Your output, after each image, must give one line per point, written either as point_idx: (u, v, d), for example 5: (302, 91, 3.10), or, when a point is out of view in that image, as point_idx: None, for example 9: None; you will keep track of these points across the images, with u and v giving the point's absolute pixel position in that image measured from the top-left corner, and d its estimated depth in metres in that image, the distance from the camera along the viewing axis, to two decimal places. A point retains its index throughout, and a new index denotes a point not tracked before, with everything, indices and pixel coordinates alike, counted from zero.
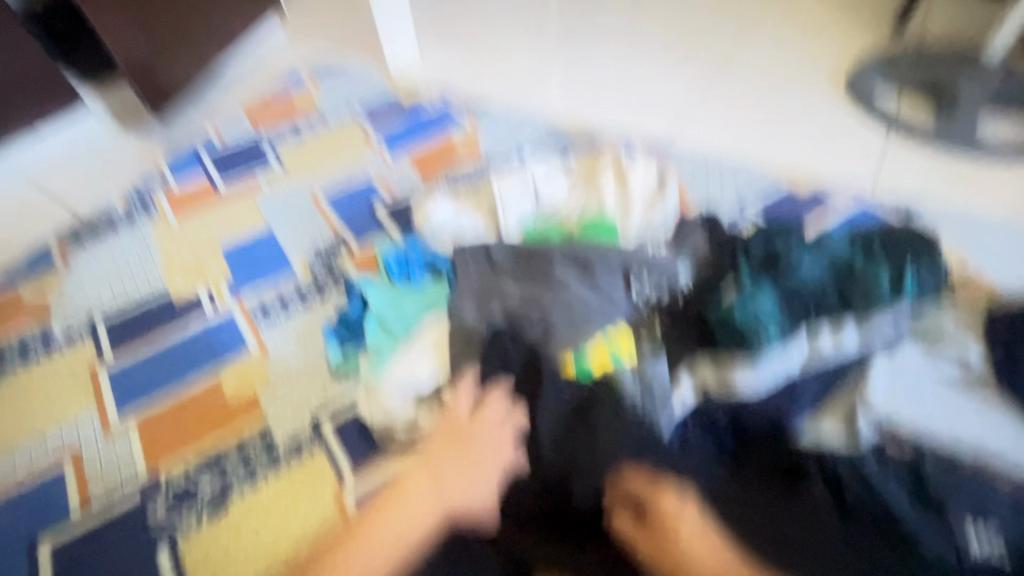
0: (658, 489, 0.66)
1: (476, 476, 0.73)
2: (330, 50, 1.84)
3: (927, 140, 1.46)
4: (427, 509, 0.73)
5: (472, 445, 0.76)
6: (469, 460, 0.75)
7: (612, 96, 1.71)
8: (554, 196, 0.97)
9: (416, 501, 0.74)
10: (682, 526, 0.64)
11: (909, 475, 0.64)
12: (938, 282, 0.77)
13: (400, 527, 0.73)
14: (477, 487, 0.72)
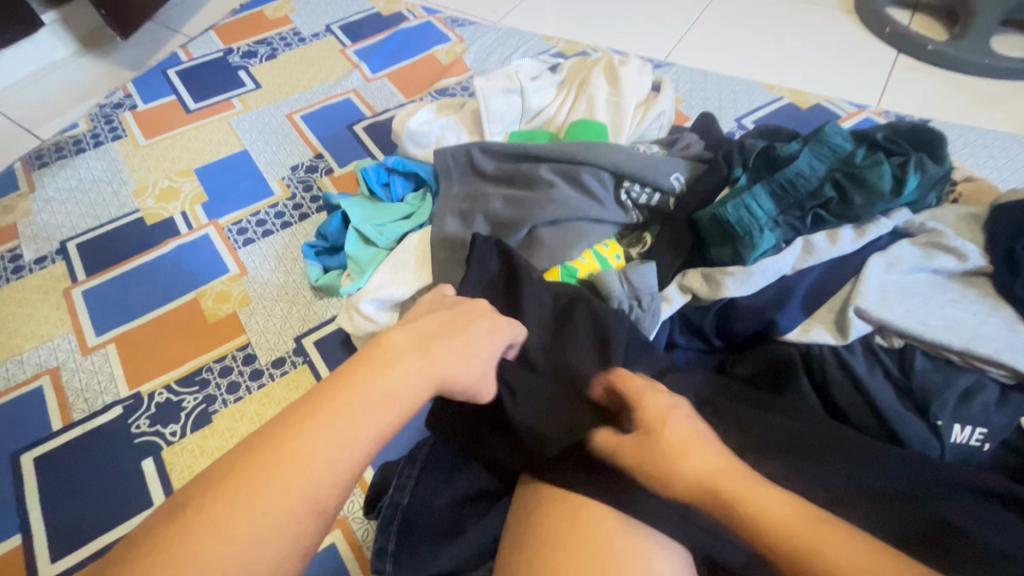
0: (648, 391, 0.56)
1: (468, 354, 0.57)
2: None
3: (940, 53, 1.38)
4: (413, 388, 0.50)
5: (463, 325, 0.59)
6: (458, 343, 0.57)
7: (608, 12, 1.61)
8: (539, 98, 0.88)
9: (398, 373, 0.50)
10: (673, 431, 0.51)
11: (894, 364, 0.62)
12: (948, 176, 0.69)
13: (374, 412, 0.47)
14: (468, 366, 0.56)
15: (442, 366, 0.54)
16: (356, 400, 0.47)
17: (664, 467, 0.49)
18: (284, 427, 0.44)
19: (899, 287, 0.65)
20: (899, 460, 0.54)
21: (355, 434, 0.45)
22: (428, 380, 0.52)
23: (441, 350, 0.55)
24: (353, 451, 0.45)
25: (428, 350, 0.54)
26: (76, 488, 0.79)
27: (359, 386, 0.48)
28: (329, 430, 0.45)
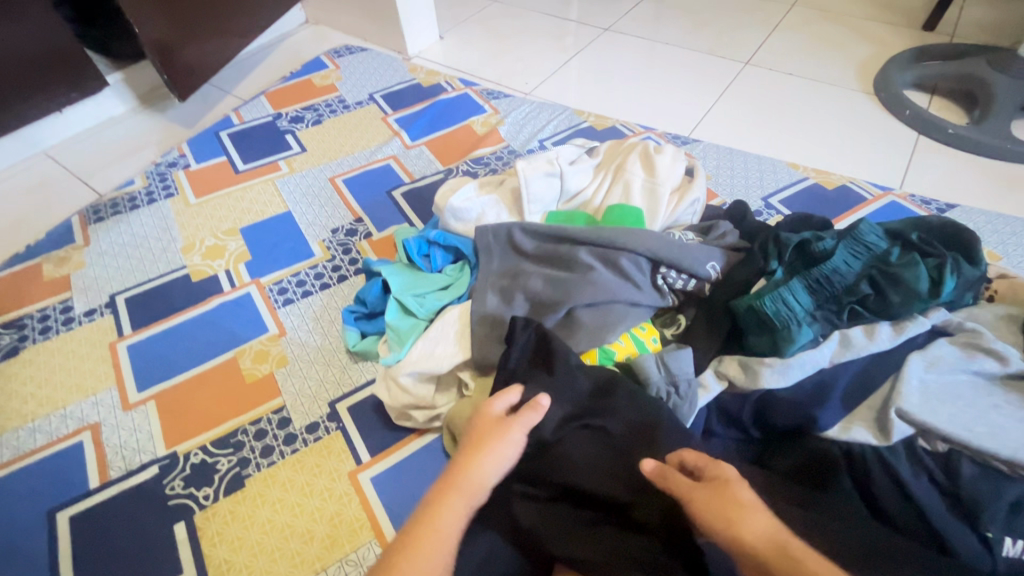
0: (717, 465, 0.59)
1: (489, 457, 0.64)
2: (362, 44, 1.90)
3: (961, 136, 1.42)
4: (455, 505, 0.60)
5: (484, 439, 0.65)
6: (477, 450, 0.64)
7: (635, 88, 1.70)
8: (578, 180, 0.92)
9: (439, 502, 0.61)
10: (745, 491, 0.56)
11: (939, 469, 0.61)
12: (982, 277, 0.71)
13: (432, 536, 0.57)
14: (493, 465, 0.63)
15: (473, 476, 0.62)
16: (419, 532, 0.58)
17: (737, 516, 0.53)
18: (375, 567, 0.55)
19: (942, 387, 0.65)
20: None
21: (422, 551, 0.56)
22: (464, 495, 0.61)
23: (467, 468, 0.63)
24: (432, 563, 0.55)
25: (458, 475, 0.63)
26: (106, 550, 0.80)
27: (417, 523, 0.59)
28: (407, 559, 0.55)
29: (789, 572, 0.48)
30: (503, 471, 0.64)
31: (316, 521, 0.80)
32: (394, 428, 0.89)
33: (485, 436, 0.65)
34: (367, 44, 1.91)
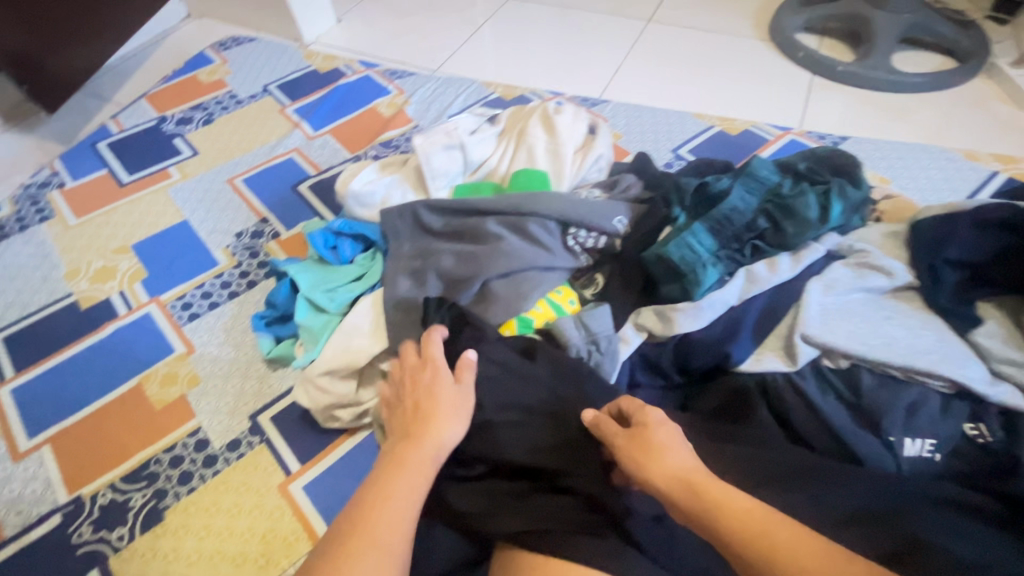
0: (642, 406, 0.59)
1: (447, 411, 0.62)
2: (252, 34, 1.78)
3: (850, 73, 1.50)
4: (418, 459, 0.58)
5: (436, 395, 0.63)
6: (433, 406, 0.62)
7: (543, 57, 1.69)
8: (481, 149, 0.89)
9: (401, 457, 0.58)
10: (661, 433, 0.55)
11: (844, 385, 0.64)
12: (867, 199, 0.74)
13: (399, 490, 0.55)
14: (452, 419, 0.62)
15: (434, 431, 0.60)
16: (385, 487, 0.55)
17: (650, 457, 0.53)
18: (339, 527, 0.52)
19: (839, 308, 0.67)
20: (866, 481, 0.55)
21: (391, 505, 0.53)
22: (427, 449, 0.59)
23: (425, 422, 0.61)
24: (400, 515, 0.53)
25: (418, 431, 0.60)
26: None
27: (379, 479, 0.56)
28: (375, 515, 0.52)
29: (697, 509, 0.48)
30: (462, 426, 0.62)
31: (248, 541, 0.76)
32: (322, 432, 0.84)
33: (438, 392, 0.64)
34: (258, 34, 1.79)
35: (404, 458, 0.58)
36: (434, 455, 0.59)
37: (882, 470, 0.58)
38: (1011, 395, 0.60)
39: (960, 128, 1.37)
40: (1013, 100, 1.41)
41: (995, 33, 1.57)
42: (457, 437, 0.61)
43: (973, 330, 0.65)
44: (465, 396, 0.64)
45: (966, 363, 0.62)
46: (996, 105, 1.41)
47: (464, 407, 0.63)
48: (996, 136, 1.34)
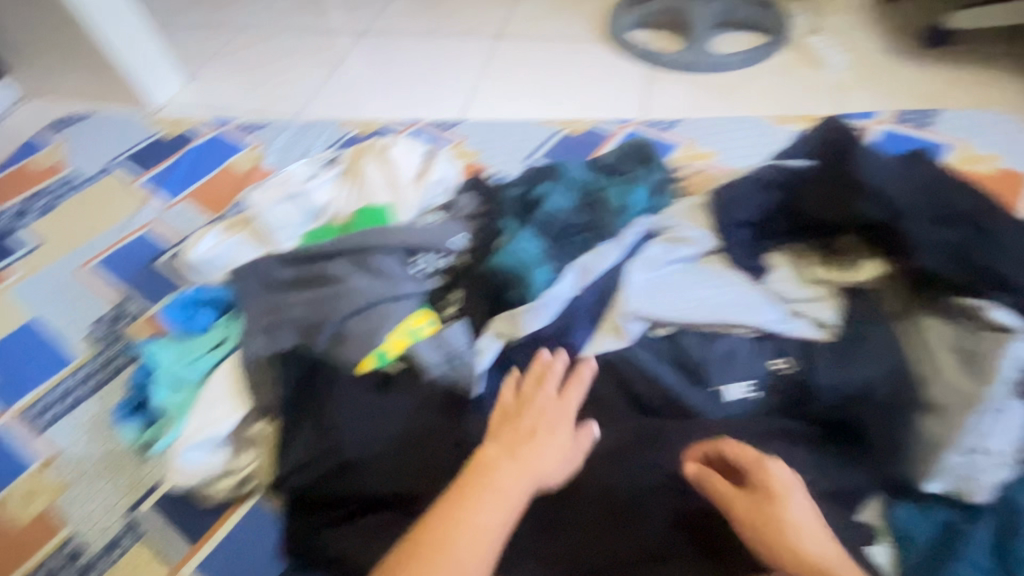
0: (762, 463, 0.57)
1: (556, 453, 0.60)
2: (91, 109, 1.69)
3: (679, 61, 1.64)
4: (517, 488, 0.57)
5: (550, 433, 0.61)
6: (546, 443, 0.61)
7: (401, 89, 1.73)
8: (322, 193, 0.91)
9: (502, 476, 0.57)
10: (794, 509, 0.54)
11: (671, 349, 0.70)
12: (666, 180, 0.84)
13: (488, 513, 0.54)
14: (560, 463, 0.60)
15: (541, 465, 0.59)
16: (475, 506, 0.54)
17: (783, 525, 0.54)
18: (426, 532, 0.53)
19: (656, 282, 0.74)
20: (697, 434, 0.64)
21: (479, 532, 0.53)
22: (523, 483, 0.57)
23: (531, 452, 0.59)
24: (485, 543, 0.53)
25: (522, 457, 0.59)
26: None
27: (474, 495, 0.55)
28: (460, 531, 0.53)
29: None
30: (564, 469, 0.61)
31: None
32: (204, 510, 0.80)
33: (551, 430, 0.62)
34: (97, 106, 1.70)
35: (498, 479, 0.57)
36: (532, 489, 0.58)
37: (712, 416, 0.66)
38: (802, 328, 0.70)
39: (775, 96, 1.54)
40: (815, 64, 1.60)
41: (792, 9, 1.78)
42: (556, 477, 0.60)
43: (766, 279, 0.73)
44: (578, 444, 0.62)
45: (762, 308, 0.71)
46: (802, 71, 1.59)
47: (575, 454, 0.62)
48: (805, 98, 1.51)
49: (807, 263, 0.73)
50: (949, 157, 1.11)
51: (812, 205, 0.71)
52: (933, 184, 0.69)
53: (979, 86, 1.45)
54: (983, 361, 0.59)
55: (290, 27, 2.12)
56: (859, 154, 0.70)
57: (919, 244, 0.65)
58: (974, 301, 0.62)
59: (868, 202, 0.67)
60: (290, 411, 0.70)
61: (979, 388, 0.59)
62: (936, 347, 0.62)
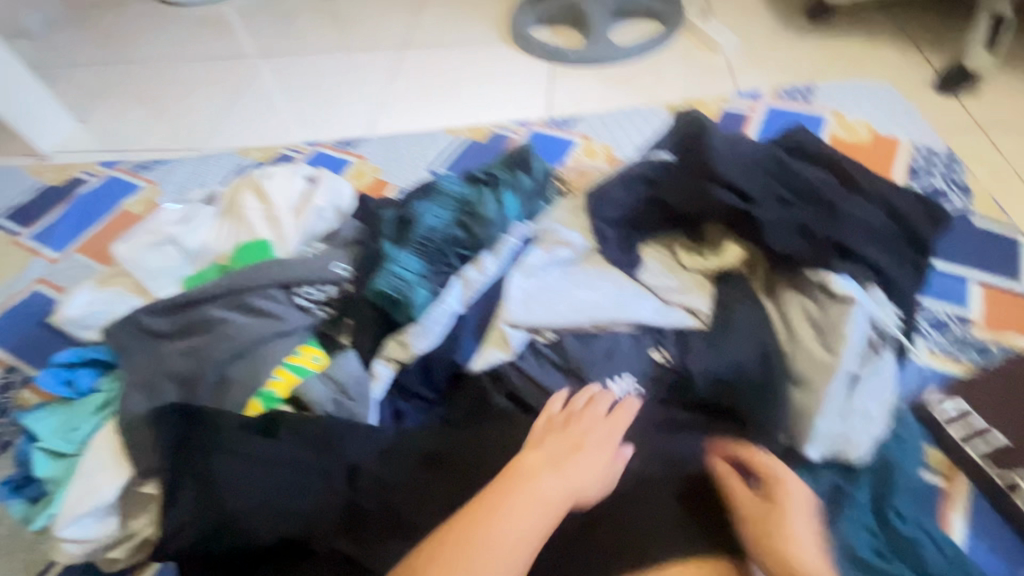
0: (785, 474, 0.62)
1: (599, 465, 0.61)
2: None
3: (579, 55, 1.66)
4: (555, 495, 0.58)
5: (592, 446, 0.62)
6: (587, 453, 0.62)
7: (307, 109, 1.69)
8: (199, 235, 0.87)
9: (544, 480, 0.59)
10: (797, 527, 0.58)
11: (556, 353, 0.70)
12: (542, 184, 0.85)
13: (526, 516, 0.56)
14: (602, 476, 0.61)
15: (584, 483, 0.60)
16: (511, 508, 0.56)
17: (790, 524, 0.58)
18: (458, 525, 0.55)
19: (537, 287, 0.74)
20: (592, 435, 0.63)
21: (517, 534, 0.55)
22: (564, 495, 0.58)
23: (572, 467, 0.60)
24: (519, 547, 0.54)
25: (562, 469, 0.60)
26: None
27: (513, 501, 0.57)
28: (491, 531, 0.54)
29: None
30: (602, 483, 0.60)
31: None
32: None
33: (592, 443, 0.63)
34: None
35: (540, 490, 0.58)
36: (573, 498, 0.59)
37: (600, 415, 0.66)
38: (679, 318, 0.70)
39: (674, 82, 1.58)
40: (709, 47, 1.64)
41: None
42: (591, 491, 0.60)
43: (640, 273, 0.74)
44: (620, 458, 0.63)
45: (640, 301, 0.72)
46: (697, 55, 1.63)
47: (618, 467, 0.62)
48: (702, 82, 1.56)
49: (679, 253, 0.75)
50: (827, 128, 1.17)
51: (675, 197, 0.73)
52: (779, 166, 0.73)
53: (859, 55, 1.52)
54: (832, 330, 0.65)
55: (190, 55, 2.04)
56: (709, 140, 0.71)
57: (771, 225, 0.68)
58: (823, 274, 0.67)
59: (719, 190, 0.69)
60: (172, 459, 0.66)
61: (832, 356, 0.64)
62: (794, 320, 0.67)
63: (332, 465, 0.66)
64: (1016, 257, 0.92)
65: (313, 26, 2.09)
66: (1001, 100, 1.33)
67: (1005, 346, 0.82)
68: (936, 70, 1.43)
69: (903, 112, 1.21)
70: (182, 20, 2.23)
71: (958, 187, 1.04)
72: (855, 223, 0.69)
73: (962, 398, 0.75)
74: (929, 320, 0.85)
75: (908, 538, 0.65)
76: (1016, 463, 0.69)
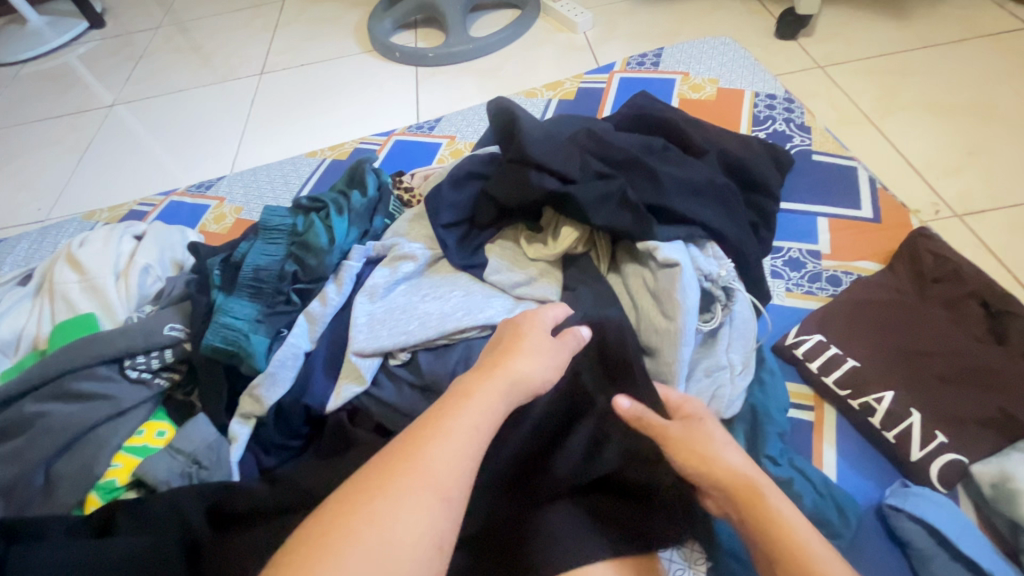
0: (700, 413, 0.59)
1: (537, 360, 0.55)
2: None
3: (441, 54, 1.62)
4: (490, 393, 0.51)
5: (521, 344, 0.56)
6: (521, 352, 0.55)
7: (164, 154, 1.57)
8: (11, 322, 0.79)
9: (476, 387, 0.51)
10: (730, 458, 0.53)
11: (413, 373, 0.69)
12: (378, 199, 0.82)
13: (468, 420, 0.48)
14: (538, 368, 0.55)
15: (517, 370, 0.53)
16: (451, 421, 0.47)
17: (707, 457, 0.53)
18: (398, 447, 0.45)
19: (383, 310, 0.71)
20: None
21: (456, 444, 0.46)
22: (500, 380, 0.52)
23: (509, 358, 0.54)
24: (462, 456, 0.45)
25: (493, 364, 0.54)
26: None
27: (450, 407, 0.49)
28: (428, 447, 0.45)
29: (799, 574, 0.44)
30: (540, 373, 0.55)
31: None
32: None
33: (524, 344, 0.56)
34: None
35: (472, 388, 0.51)
36: (508, 395, 0.52)
37: None
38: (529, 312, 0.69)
39: (539, 66, 1.57)
40: (567, 27, 1.65)
41: None
42: (532, 373, 0.54)
43: (486, 273, 0.72)
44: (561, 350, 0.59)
45: (489, 302, 0.70)
46: (558, 36, 1.64)
47: (554, 361, 0.57)
48: (565, 61, 1.56)
49: (522, 246, 0.74)
50: (677, 91, 1.19)
51: (502, 190, 0.71)
52: (600, 141, 0.73)
53: (706, 14, 1.57)
54: (666, 296, 0.65)
55: (29, 116, 1.86)
56: (520, 125, 0.69)
57: (591, 201, 0.67)
58: (649, 243, 0.67)
59: (537, 174, 0.68)
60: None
61: (671, 322, 0.64)
62: (638, 293, 0.68)
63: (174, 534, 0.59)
64: (856, 185, 0.97)
65: (164, 65, 1.95)
66: (833, 39, 1.40)
67: (851, 273, 0.86)
68: (776, 18, 1.49)
69: (744, 63, 1.25)
70: (17, 78, 2.03)
71: (799, 127, 1.08)
72: (679, 185, 0.71)
73: (817, 332, 0.77)
74: (789, 260, 0.89)
75: (781, 480, 0.65)
76: (872, 385, 0.72)
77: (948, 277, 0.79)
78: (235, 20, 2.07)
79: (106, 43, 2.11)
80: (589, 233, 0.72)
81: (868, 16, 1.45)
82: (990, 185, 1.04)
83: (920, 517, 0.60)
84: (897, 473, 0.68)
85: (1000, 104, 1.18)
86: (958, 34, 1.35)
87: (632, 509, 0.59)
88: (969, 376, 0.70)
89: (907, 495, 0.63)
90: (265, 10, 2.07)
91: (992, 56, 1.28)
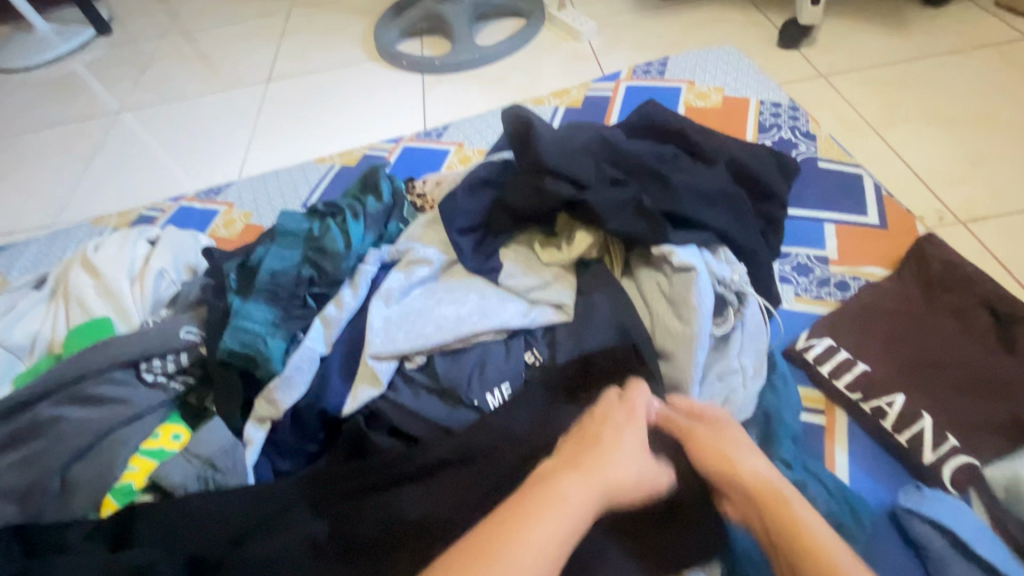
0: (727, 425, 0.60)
1: (630, 459, 0.55)
2: None
3: (447, 63, 1.63)
4: (581, 495, 0.51)
5: (614, 437, 0.57)
6: (612, 452, 0.55)
7: (172, 160, 1.58)
8: (26, 326, 0.79)
9: (567, 483, 0.51)
10: (754, 463, 0.56)
11: (429, 377, 0.69)
12: (392, 205, 0.83)
13: (552, 524, 0.48)
14: (628, 466, 0.54)
15: (607, 470, 0.53)
16: (535, 521, 0.48)
17: (732, 459, 0.56)
18: (474, 542, 0.47)
19: (398, 314, 0.72)
20: (467, 445, 0.63)
21: (538, 547, 0.46)
22: (593, 482, 0.52)
23: (597, 456, 0.54)
24: (546, 556, 0.46)
25: (586, 462, 0.53)
26: None
27: (537, 506, 0.49)
28: (513, 549, 0.46)
29: None
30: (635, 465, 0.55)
31: None
32: None
33: (615, 440, 0.56)
34: None
35: (563, 488, 0.51)
36: (600, 498, 0.52)
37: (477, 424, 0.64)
38: (544, 316, 0.70)
39: (544, 74, 1.59)
40: (571, 35, 1.67)
41: None
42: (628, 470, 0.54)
43: (501, 278, 0.73)
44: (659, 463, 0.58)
45: (504, 306, 0.71)
46: (563, 45, 1.66)
47: (649, 458, 0.57)
48: (570, 69, 1.58)
49: (536, 251, 0.75)
50: (683, 99, 1.21)
51: (517, 196, 0.72)
52: (613, 148, 0.74)
53: (709, 23, 1.59)
54: (681, 300, 0.66)
55: (37, 121, 1.88)
56: (535, 132, 0.70)
57: (607, 207, 0.68)
58: (664, 248, 0.68)
59: (552, 180, 0.69)
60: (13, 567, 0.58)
61: (686, 327, 0.65)
62: (652, 297, 0.69)
63: (208, 539, 0.61)
64: (862, 192, 0.98)
65: (171, 71, 1.96)
66: (835, 49, 1.42)
67: (859, 278, 0.87)
68: (778, 28, 1.52)
69: (749, 73, 1.27)
70: (24, 84, 2.05)
71: (804, 135, 1.10)
72: (692, 191, 0.72)
73: (827, 336, 0.78)
74: (797, 266, 0.90)
75: (795, 484, 0.65)
76: (882, 390, 0.72)
77: (957, 287, 0.79)
78: (242, 28, 2.09)
79: (114, 50, 2.13)
80: (604, 238, 0.73)
81: (869, 27, 1.47)
82: (993, 194, 1.05)
83: (933, 519, 0.60)
84: (910, 477, 0.68)
85: (1001, 114, 1.20)
86: (957, 45, 1.37)
87: (665, 528, 0.59)
88: (978, 384, 0.71)
89: (921, 498, 0.63)
90: (272, 19, 2.09)
91: (991, 67, 1.30)
